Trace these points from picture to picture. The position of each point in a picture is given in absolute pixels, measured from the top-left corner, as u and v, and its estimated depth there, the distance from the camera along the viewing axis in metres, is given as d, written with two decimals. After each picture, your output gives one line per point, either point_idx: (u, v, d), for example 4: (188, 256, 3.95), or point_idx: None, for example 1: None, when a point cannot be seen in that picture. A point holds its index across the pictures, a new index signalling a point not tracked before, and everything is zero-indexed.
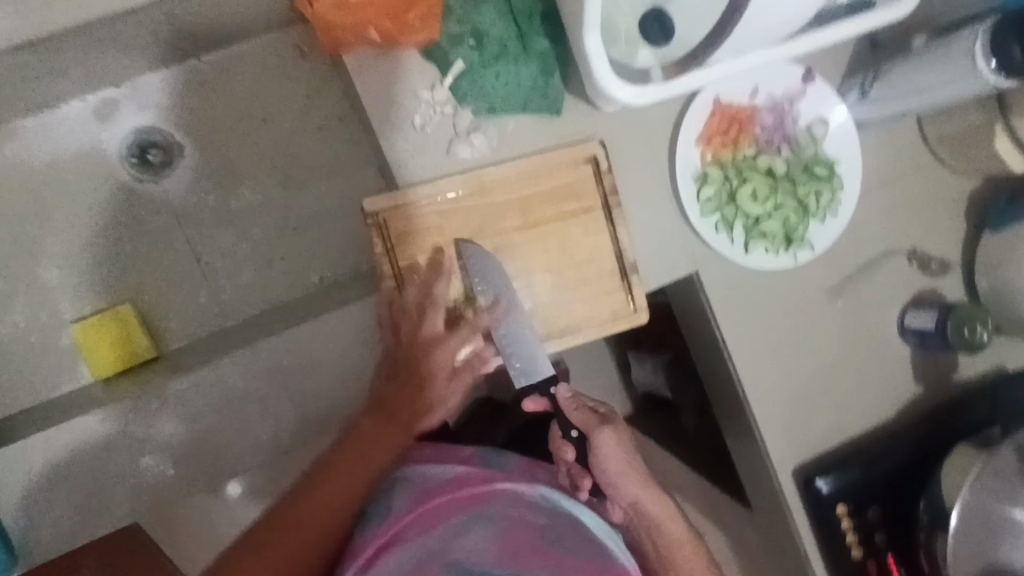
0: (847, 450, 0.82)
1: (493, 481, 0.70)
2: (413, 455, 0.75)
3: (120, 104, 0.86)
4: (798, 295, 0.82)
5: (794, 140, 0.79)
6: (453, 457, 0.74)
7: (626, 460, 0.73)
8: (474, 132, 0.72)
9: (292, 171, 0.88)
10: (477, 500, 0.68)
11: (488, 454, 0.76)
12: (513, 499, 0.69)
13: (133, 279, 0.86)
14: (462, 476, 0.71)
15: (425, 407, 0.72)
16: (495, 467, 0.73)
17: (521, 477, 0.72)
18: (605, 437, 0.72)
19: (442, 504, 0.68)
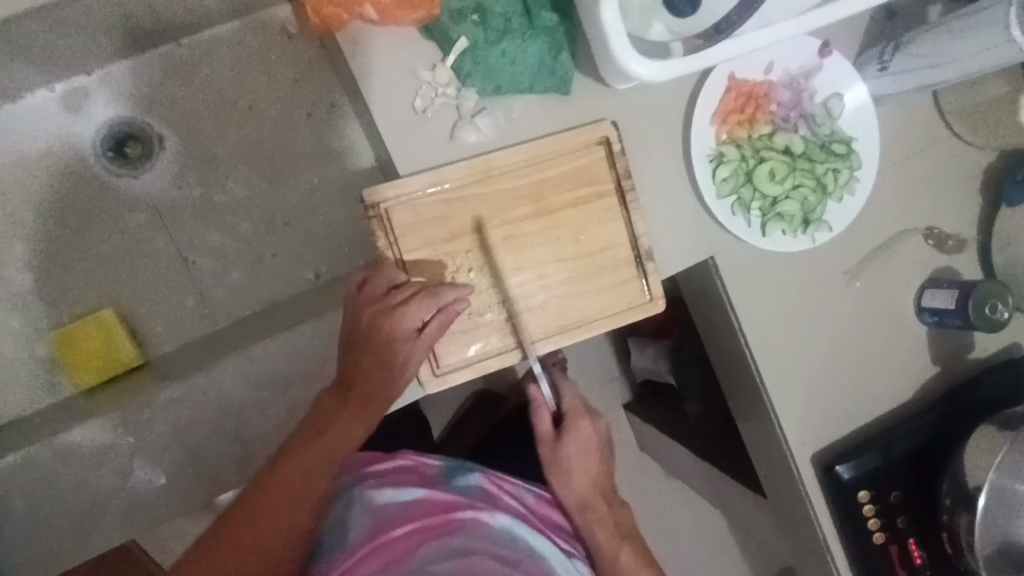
0: (865, 434, 0.81)
1: (456, 509, 0.73)
2: (381, 481, 0.78)
3: (91, 94, 0.80)
4: (815, 278, 0.79)
5: (810, 116, 0.76)
6: (417, 481, 0.78)
7: (570, 471, 0.74)
8: (478, 114, 0.68)
9: (280, 162, 0.82)
10: (438, 528, 0.71)
11: (453, 474, 0.79)
12: (475, 528, 0.72)
13: (114, 282, 0.80)
14: (425, 504, 0.74)
15: (395, 374, 0.63)
16: (461, 492, 0.77)
17: (484, 504, 0.75)
18: (560, 458, 0.73)
19: (400, 534, 0.71)
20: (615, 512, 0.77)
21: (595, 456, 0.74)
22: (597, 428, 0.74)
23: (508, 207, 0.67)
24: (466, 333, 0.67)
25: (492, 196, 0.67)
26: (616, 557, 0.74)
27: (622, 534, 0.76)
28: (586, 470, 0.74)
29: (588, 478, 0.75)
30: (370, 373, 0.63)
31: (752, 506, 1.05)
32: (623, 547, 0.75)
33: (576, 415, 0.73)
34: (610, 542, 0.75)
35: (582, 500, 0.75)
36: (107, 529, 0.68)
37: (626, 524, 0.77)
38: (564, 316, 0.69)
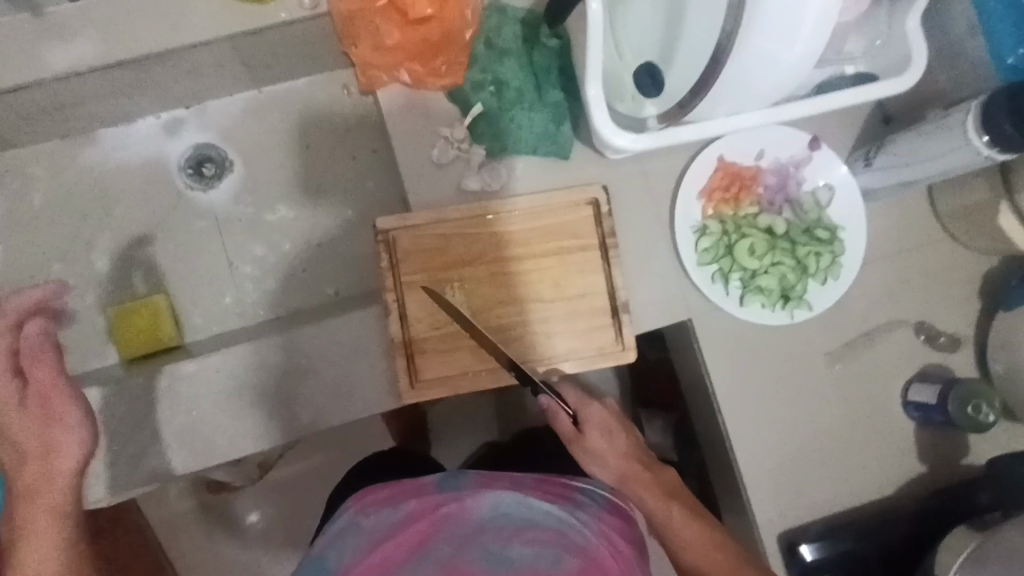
0: (840, 522, 0.79)
1: (437, 511, 0.62)
2: (370, 502, 0.65)
3: (185, 123, 0.93)
4: (796, 354, 0.82)
5: (796, 203, 0.81)
6: (407, 493, 0.65)
7: (610, 452, 0.70)
8: (485, 168, 0.78)
9: (322, 194, 0.94)
10: (420, 542, 0.59)
11: (440, 481, 0.66)
12: (465, 526, 0.60)
13: (170, 274, 0.91)
14: (410, 517, 0.62)
15: (59, 471, 0.55)
16: (448, 492, 0.64)
17: (476, 497, 0.63)
18: (587, 447, 0.69)
19: (389, 548, 0.58)
20: (658, 475, 0.71)
21: (621, 426, 0.72)
22: (610, 408, 0.72)
23: (501, 249, 0.76)
24: (445, 353, 0.74)
25: (486, 238, 0.76)
26: (667, 515, 0.68)
27: (671, 495, 0.70)
28: (619, 443, 0.70)
29: (623, 449, 0.70)
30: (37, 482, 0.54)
31: None
32: (674, 508, 0.69)
33: (589, 405, 0.71)
34: (661, 505, 0.69)
35: (623, 477, 0.70)
36: (105, 487, 0.74)
37: (668, 481, 0.71)
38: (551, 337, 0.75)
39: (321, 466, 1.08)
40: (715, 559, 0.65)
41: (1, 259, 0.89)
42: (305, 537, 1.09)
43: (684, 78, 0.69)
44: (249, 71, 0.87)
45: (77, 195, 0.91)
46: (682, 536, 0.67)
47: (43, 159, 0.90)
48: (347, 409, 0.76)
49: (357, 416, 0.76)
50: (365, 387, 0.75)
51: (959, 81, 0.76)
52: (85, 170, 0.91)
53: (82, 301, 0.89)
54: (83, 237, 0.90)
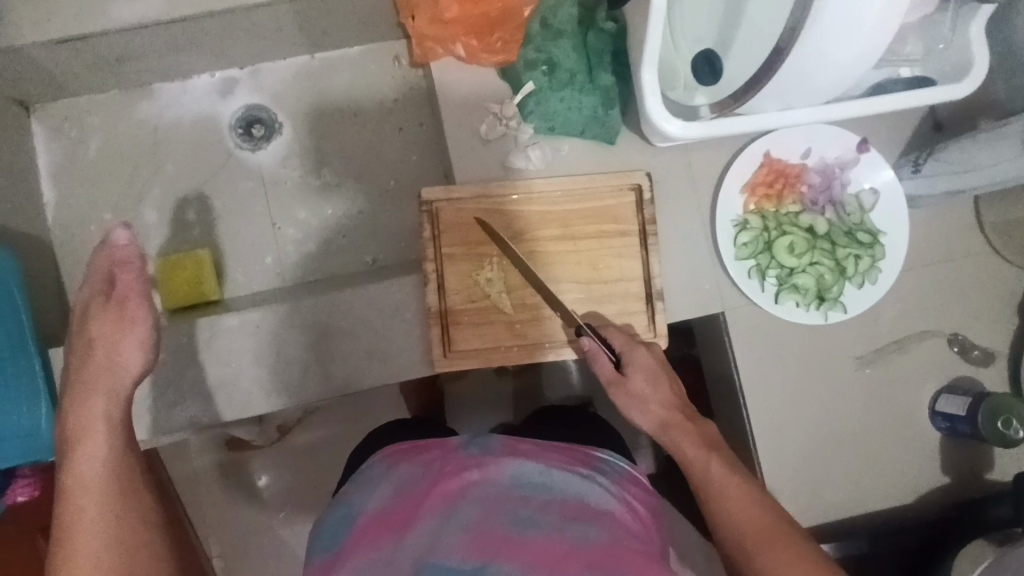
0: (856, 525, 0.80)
1: (462, 472, 0.63)
2: (400, 458, 0.68)
3: (239, 83, 0.95)
4: (827, 355, 0.81)
5: (840, 204, 0.81)
6: (435, 452, 0.68)
7: (651, 395, 0.69)
8: (532, 146, 0.79)
9: (366, 163, 0.95)
10: (445, 499, 0.60)
11: (468, 439, 0.68)
12: (488, 486, 0.61)
13: (215, 232, 0.93)
14: (436, 474, 0.63)
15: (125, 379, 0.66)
16: (474, 452, 0.66)
17: (500, 458, 0.64)
18: (629, 385, 0.70)
19: (417, 504, 0.60)
20: (698, 425, 0.69)
21: (667, 372, 0.71)
22: (657, 353, 0.72)
23: (542, 228, 0.77)
24: (480, 326, 0.76)
25: (527, 216, 0.77)
26: (705, 464, 0.66)
27: (709, 446, 0.67)
28: (663, 387, 0.70)
29: (667, 394, 0.70)
30: (94, 394, 0.64)
31: None
32: (713, 458, 0.66)
33: (637, 347, 0.71)
34: (699, 456, 0.66)
35: (664, 423, 0.69)
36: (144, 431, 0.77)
37: (708, 433, 0.69)
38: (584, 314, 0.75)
39: (342, 430, 1.11)
40: (751, 516, 0.61)
41: (56, 204, 0.92)
42: (323, 498, 1.11)
43: (739, 71, 0.69)
44: (305, 37, 0.89)
45: (132, 147, 0.93)
46: (721, 489, 0.64)
47: (101, 110, 0.93)
48: (379, 372, 0.78)
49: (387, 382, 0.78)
50: (398, 353, 0.77)
51: (1016, 92, 0.75)
52: (140, 123, 0.93)
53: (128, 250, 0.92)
54: (134, 189, 0.93)
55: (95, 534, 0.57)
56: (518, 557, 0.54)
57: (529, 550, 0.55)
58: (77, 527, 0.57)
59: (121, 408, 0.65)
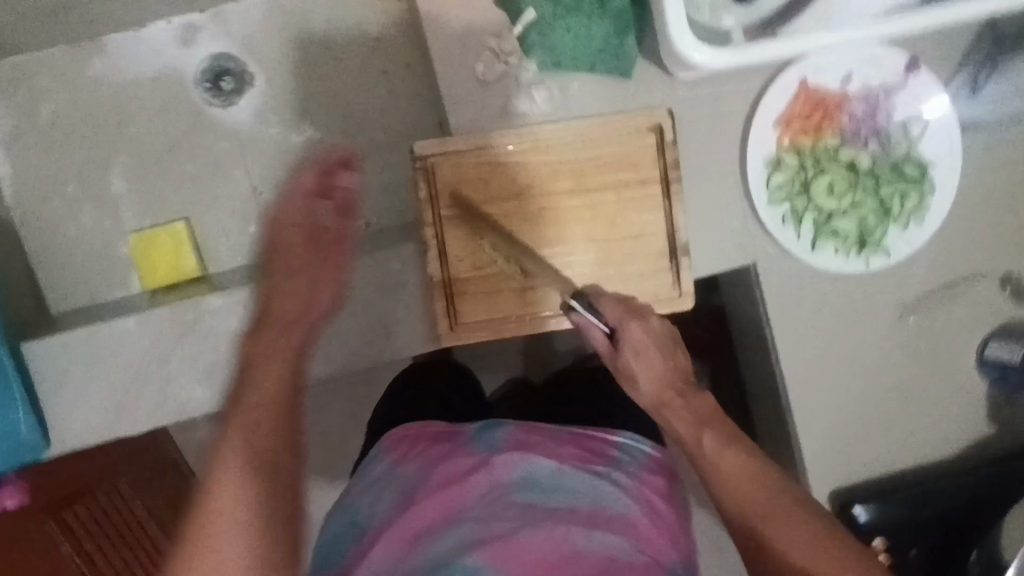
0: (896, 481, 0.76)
1: (469, 475, 0.61)
2: (406, 448, 0.69)
3: (201, 30, 0.85)
4: (867, 304, 0.75)
5: (886, 135, 0.72)
6: (440, 444, 0.67)
7: (644, 373, 0.62)
8: (537, 86, 0.70)
9: (351, 113, 0.86)
10: (449, 509, 0.59)
11: (475, 432, 0.67)
12: (493, 491, 0.60)
13: (191, 201, 0.85)
14: (439, 472, 0.63)
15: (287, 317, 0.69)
16: (481, 450, 0.64)
17: (508, 456, 0.63)
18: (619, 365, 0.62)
19: (421, 511, 0.60)
20: (693, 402, 0.63)
21: (664, 344, 0.62)
22: (653, 325, 0.62)
23: (551, 180, 0.69)
24: (489, 294, 0.69)
25: (534, 168, 0.69)
26: (698, 442, 0.61)
27: (704, 424, 0.62)
28: (657, 363, 0.62)
29: (660, 370, 0.62)
30: (264, 391, 0.63)
31: None
32: (706, 434, 0.61)
33: (631, 320, 0.61)
34: (692, 435, 0.62)
35: (656, 400, 0.63)
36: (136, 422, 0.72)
37: (705, 408, 0.63)
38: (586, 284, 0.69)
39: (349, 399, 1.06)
40: (751, 497, 0.58)
41: (14, 178, 0.83)
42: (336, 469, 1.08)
43: None
44: None
45: (90, 109, 0.84)
46: (720, 473, 0.60)
47: (51, 69, 0.83)
48: None
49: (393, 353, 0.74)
50: None
51: None
52: (96, 81, 0.84)
53: (98, 224, 0.84)
54: (97, 157, 0.84)
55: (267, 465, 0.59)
56: (521, 564, 0.55)
57: (533, 556, 0.55)
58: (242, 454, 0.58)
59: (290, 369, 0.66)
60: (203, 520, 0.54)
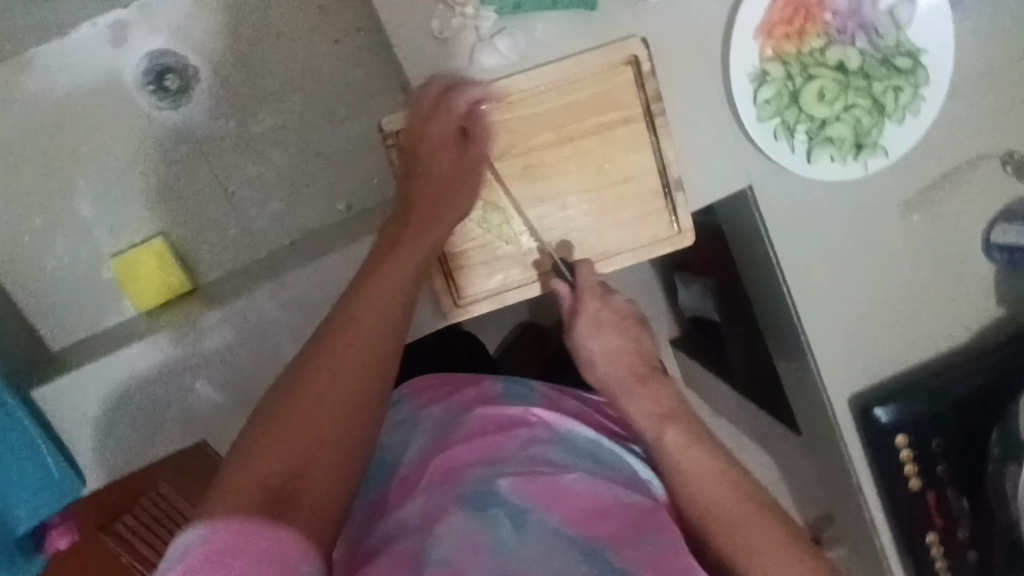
0: (912, 376, 0.77)
1: (510, 430, 0.60)
2: (429, 397, 0.67)
3: (130, 27, 0.79)
4: (867, 209, 0.73)
5: (873, 27, 0.68)
6: (470, 392, 0.66)
7: (604, 352, 0.64)
8: (498, 35, 0.65)
9: (308, 89, 0.81)
10: (490, 452, 0.57)
11: (507, 384, 0.67)
12: (535, 443, 0.59)
13: (164, 214, 0.82)
14: (478, 419, 0.61)
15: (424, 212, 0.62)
16: (518, 403, 0.64)
17: (546, 412, 0.63)
18: (576, 338, 0.64)
19: (457, 456, 0.57)
20: (654, 390, 0.62)
21: (628, 323, 0.64)
22: (617, 304, 0.64)
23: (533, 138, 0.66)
24: (486, 265, 0.68)
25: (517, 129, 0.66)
26: (657, 436, 0.60)
27: (667, 417, 0.61)
28: (619, 342, 0.64)
29: (622, 350, 0.64)
30: (364, 315, 0.52)
31: (793, 447, 1.02)
32: (668, 429, 0.60)
33: (591, 294, 0.64)
34: (653, 426, 0.61)
35: (619, 387, 0.63)
36: (163, 446, 0.72)
37: (667, 400, 0.62)
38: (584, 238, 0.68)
39: None
40: (716, 496, 0.57)
41: None
42: None
43: None
44: None
45: (36, 132, 0.79)
46: (685, 469, 0.59)
47: None
48: None
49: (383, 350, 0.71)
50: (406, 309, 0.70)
51: None
52: (33, 101, 0.79)
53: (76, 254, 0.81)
54: (56, 182, 0.80)
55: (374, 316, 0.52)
56: (572, 500, 0.53)
57: (584, 497, 0.54)
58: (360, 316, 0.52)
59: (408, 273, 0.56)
60: (241, 476, 0.43)
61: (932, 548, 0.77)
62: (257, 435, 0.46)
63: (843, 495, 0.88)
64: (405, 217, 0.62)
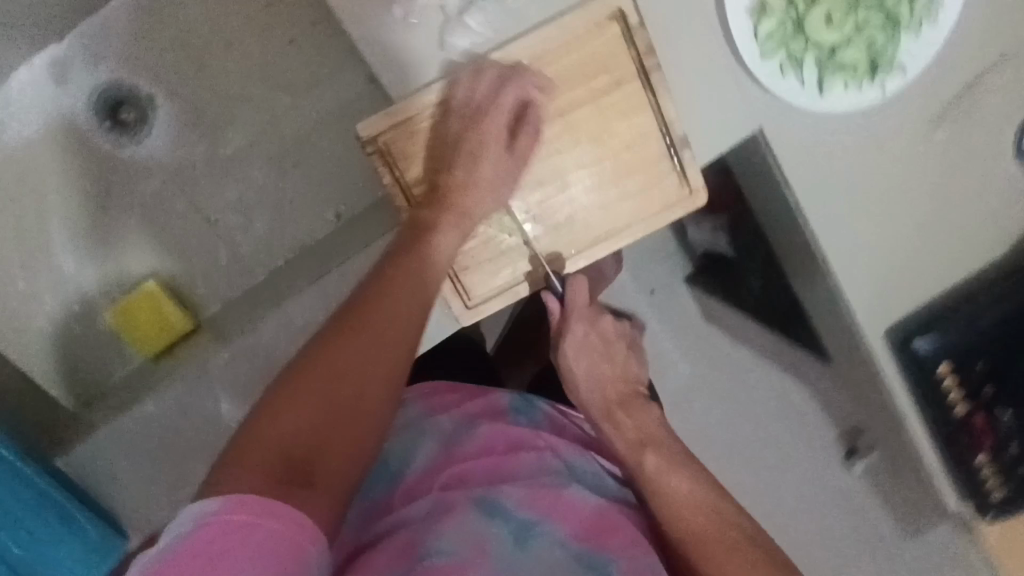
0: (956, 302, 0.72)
1: (518, 452, 0.62)
2: (438, 402, 0.67)
3: (69, 61, 0.84)
4: (888, 133, 0.68)
5: None
6: (481, 403, 0.67)
7: (590, 373, 0.67)
8: (468, 11, 0.61)
9: (277, 100, 0.85)
10: (501, 472, 0.59)
11: (516, 400, 0.68)
12: (541, 465, 0.61)
13: (152, 255, 0.85)
14: (489, 436, 0.63)
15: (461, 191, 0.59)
16: (524, 423, 0.66)
17: (549, 437, 0.65)
18: (564, 359, 0.66)
19: (469, 471, 0.59)
20: (634, 415, 0.66)
21: (612, 347, 0.68)
22: (603, 328, 0.68)
23: (526, 115, 0.60)
24: (491, 262, 0.64)
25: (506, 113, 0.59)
26: (638, 462, 0.63)
27: (645, 441, 0.64)
28: (602, 365, 0.67)
29: (606, 373, 0.67)
30: (401, 312, 0.50)
31: (830, 385, 0.99)
32: (647, 455, 0.63)
33: (579, 318, 0.65)
34: (632, 450, 0.64)
35: (603, 410, 0.66)
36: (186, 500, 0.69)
37: (646, 425, 0.66)
38: (589, 217, 0.64)
39: None
40: (697, 522, 0.59)
41: None
42: None
43: None
44: None
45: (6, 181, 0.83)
46: (666, 497, 0.61)
47: None
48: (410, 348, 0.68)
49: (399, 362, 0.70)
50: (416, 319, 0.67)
51: None
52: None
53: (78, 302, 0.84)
54: (34, 230, 0.83)
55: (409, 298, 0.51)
56: (572, 514, 0.58)
57: (582, 511, 0.58)
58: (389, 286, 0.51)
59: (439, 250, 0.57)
60: (266, 438, 0.42)
61: (982, 469, 0.74)
62: (295, 395, 0.44)
63: (893, 434, 0.84)
64: (438, 193, 0.59)
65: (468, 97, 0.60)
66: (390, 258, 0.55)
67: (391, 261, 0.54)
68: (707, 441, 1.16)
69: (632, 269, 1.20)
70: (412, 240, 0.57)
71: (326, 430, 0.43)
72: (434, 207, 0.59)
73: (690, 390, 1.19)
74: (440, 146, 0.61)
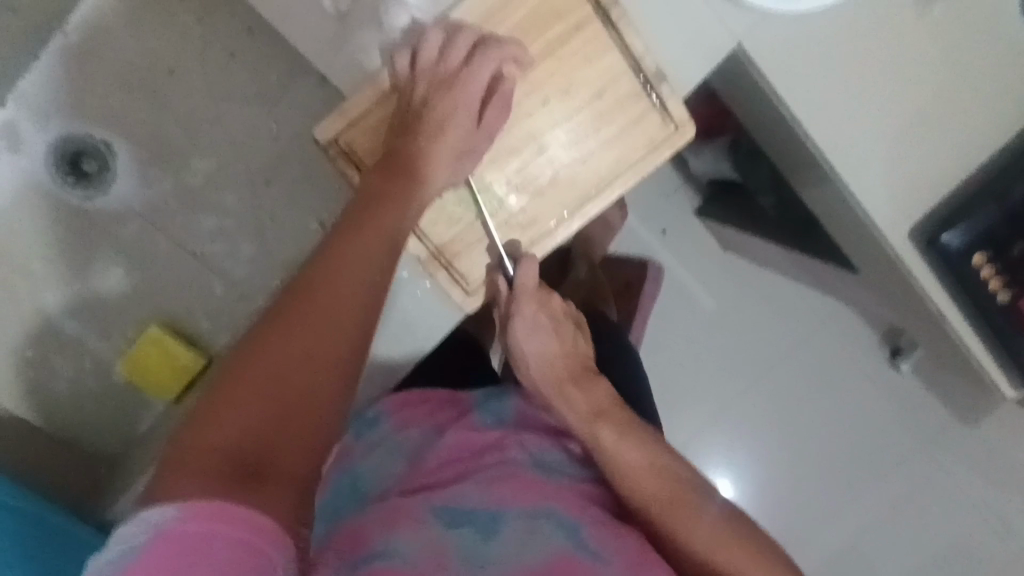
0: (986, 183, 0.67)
1: (484, 454, 0.63)
2: (408, 416, 0.69)
3: (20, 127, 0.87)
4: (880, 16, 0.62)
5: None
6: (450, 411, 0.70)
7: (544, 349, 0.66)
8: None
9: (231, 123, 0.89)
10: (463, 471, 0.61)
11: (483, 401, 0.69)
12: (504, 459, 0.62)
13: (154, 303, 0.90)
14: (454, 441, 0.64)
15: (425, 158, 0.55)
16: (490, 421, 0.67)
17: (517, 431, 0.66)
18: (514, 335, 0.65)
19: (431, 480, 0.61)
20: (589, 392, 0.65)
21: (563, 325, 0.67)
22: (552, 304, 0.66)
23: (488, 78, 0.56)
24: (479, 244, 0.61)
25: (468, 80, 0.55)
26: (596, 439, 0.63)
27: (600, 414, 0.64)
28: (553, 340, 0.66)
29: (557, 349, 0.66)
30: (348, 298, 0.47)
31: (857, 292, 0.95)
32: (601, 427, 0.63)
33: (529, 297, 0.62)
34: (585, 425, 0.63)
35: (555, 387, 0.65)
36: None
37: (602, 402, 0.65)
38: (572, 176, 0.60)
39: None
40: (654, 492, 0.60)
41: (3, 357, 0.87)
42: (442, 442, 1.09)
43: None
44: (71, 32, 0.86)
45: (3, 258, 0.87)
46: (622, 468, 0.61)
47: None
48: (415, 342, 0.66)
49: (414, 363, 0.68)
50: (418, 313, 0.65)
51: None
52: None
53: (96, 357, 0.89)
54: (37, 297, 0.88)
55: (352, 273, 0.48)
56: (534, 491, 0.57)
57: (546, 490, 0.58)
58: (332, 261, 0.48)
59: (391, 215, 0.52)
60: (207, 440, 0.40)
61: None
62: (241, 395, 0.41)
63: (928, 331, 0.81)
64: (399, 166, 0.55)
65: (422, 73, 0.56)
66: (337, 232, 0.51)
67: (338, 234, 0.50)
68: (746, 373, 1.13)
69: (637, 212, 1.14)
70: (362, 208, 0.53)
71: (274, 429, 0.41)
72: (393, 176, 0.54)
73: (722, 327, 1.14)
74: (400, 127, 0.56)
